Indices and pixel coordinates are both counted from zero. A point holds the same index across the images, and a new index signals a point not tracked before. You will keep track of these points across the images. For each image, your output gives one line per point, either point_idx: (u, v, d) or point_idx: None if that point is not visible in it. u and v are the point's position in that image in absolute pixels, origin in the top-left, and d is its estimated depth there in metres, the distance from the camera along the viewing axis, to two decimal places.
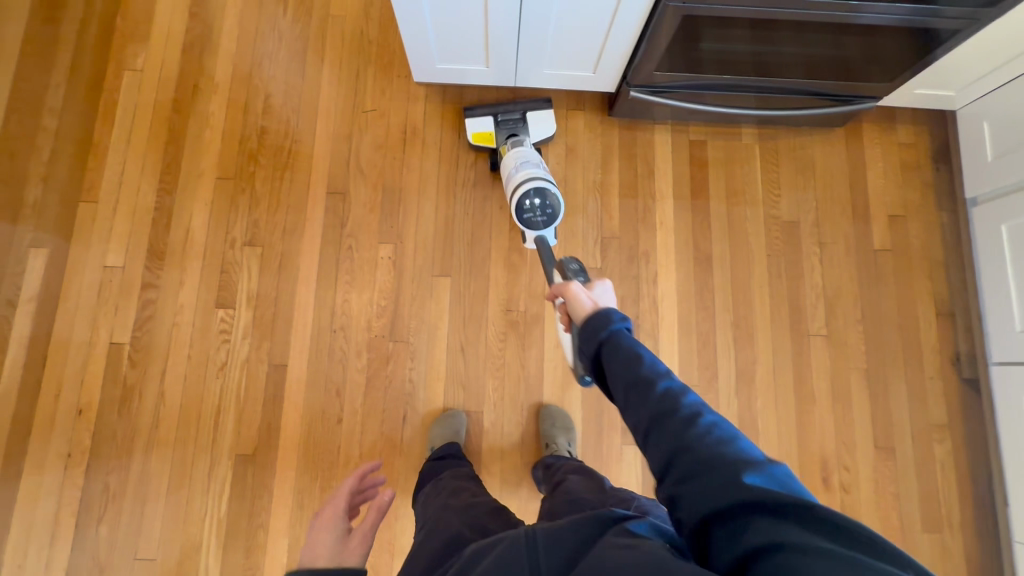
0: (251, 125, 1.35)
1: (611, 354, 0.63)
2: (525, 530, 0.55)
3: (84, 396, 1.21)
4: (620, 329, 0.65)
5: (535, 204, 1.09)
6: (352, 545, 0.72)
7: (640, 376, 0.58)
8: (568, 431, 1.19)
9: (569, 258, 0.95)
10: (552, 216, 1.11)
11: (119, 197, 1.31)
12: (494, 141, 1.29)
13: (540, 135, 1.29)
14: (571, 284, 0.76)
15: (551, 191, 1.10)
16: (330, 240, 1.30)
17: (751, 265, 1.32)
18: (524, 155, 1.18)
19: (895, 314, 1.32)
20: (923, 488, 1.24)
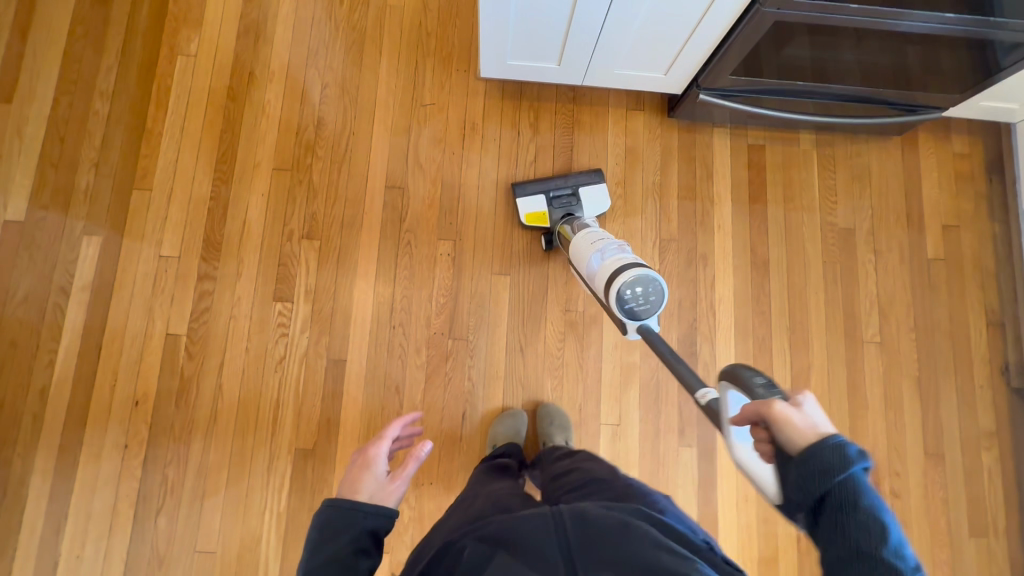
0: (308, 116, 1.33)
1: (843, 513, 0.51)
2: (554, 508, 0.61)
3: (140, 387, 1.20)
4: (859, 477, 0.52)
5: (636, 293, 0.89)
6: (387, 491, 0.68)
7: (885, 558, 0.50)
8: (565, 430, 1.18)
9: (747, 364, 0.66)
10: (658, 303, 0.90)
11: (173, 185, 1.28)
12: (547, 222, 1.26)
13: (594, 211, 1.28)
14: (780, 402, 0.58)
15: (655, 278, 0.89)
16: (388, 234, 1.28)
17: (807, 271, 1.33)
18: (598, 238, 1.06)
19: (946, 323, 1.33)
20: (972, 495, 1.26)
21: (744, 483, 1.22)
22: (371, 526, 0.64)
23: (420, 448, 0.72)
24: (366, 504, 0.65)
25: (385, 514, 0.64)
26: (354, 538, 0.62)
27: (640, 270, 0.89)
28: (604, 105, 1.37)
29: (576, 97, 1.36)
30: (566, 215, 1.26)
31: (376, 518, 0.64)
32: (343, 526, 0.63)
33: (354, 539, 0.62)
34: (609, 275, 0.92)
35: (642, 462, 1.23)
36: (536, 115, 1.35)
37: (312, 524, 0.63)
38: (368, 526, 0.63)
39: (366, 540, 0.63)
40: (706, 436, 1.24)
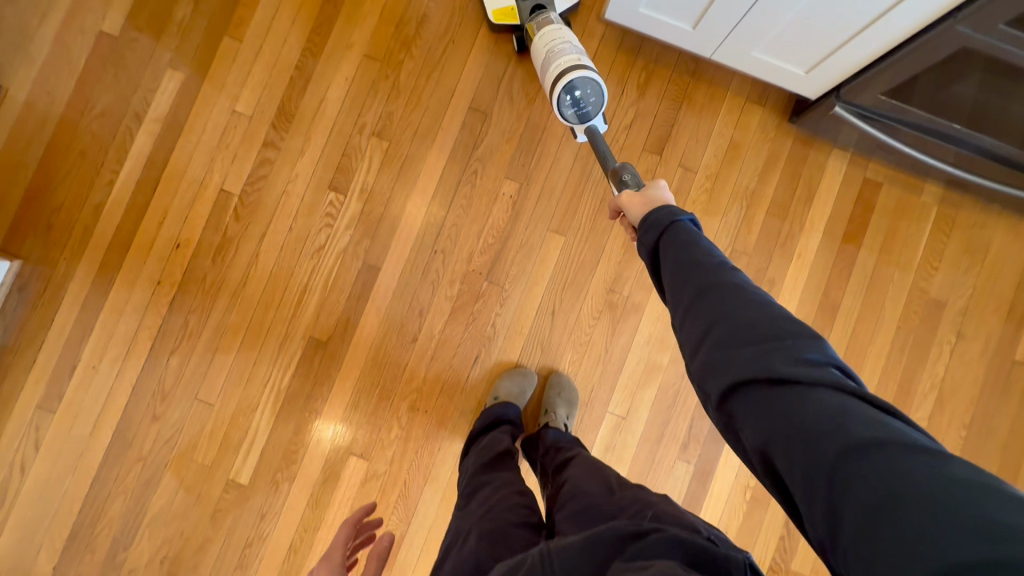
0: (414, 8, 1.25)
1: (673, 237, 0.62)
2: (540, 550, 0.59)
3: (184, 231, 1.22)
4: (682, 217, 0.63)
5: (577, 96, 0.92)
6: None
7: (693, 257, 0.58)
8: (570, 406, 1.15)
9: (625, 164, 0.81)
10: (600, 104, 0.93)
11: (263, 42, 1.25)
12: (517, 19, 1.19)
13: (565, 2, 1.19)
14: (623, 194, 0.74)
15: (596, 79, 0.91)
16: (457, 157, 1.23)
17: (877, 331, 1.22)
18: (552, 30, 0.99)
19: (1006, 432, 1.21)
20: None
21: (729, 514, 1.19)
22: None
23: (378, 540, 0.75)
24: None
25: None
26: None
27: (581, 72, 0.90)
28: (723, 89, 1.24)
29: (695, 71, 1.24)
30: (537, 7, 1.09)
31: None
32: None
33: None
34: (555, 74, 0.92)
35: (635, 461, 1.20)
36: (647, 78, 1.24)
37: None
38: None
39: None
40: (707, 458, 1.20)
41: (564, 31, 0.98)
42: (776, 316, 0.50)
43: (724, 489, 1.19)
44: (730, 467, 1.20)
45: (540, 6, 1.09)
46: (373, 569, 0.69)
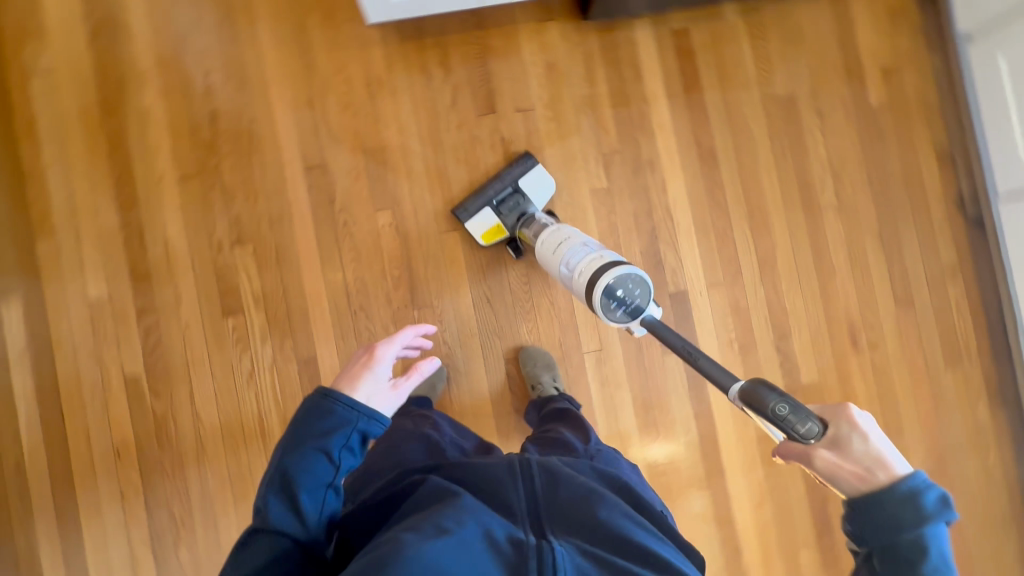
0: (199, 110, 1.20)
1: (893, 511, 0.53)
2: (530, 462, 0.69)
3: (116, 436, 1.16)
4: (916, 491, 0.53)
5: (623, 295, 0.89)
6: (383, 397, 0.76)
7: (907, 535, 0.52)
8: (551, 368, 1.19)
9: (786, 398, 0.64)
10: (646, 293, 0.89)
11: (77, 222, 1.18)
12: (505, 230, 1.20)
13: (543, 195, 1.21)
14: (823, 453, 0.58)
15: (634, 272, 0.89)
16: (322, 219, 1.21)
17: (756, 150, 1.29)
18: (562, 240, 1.03)
19: (899, 171, 1.32)
20: (943, 328, 1.31)
21: (730, 371, 1.26)
22: (361, 428, 0.73)
23: (424, 363, 0.82)
24: (364, 406, 0.74)
25: (379, 419, 0.74)
26: (345, 434, 0.72)
27: (618, 271, 0.88)
28: (512, 23, 1.26)
29: (480, 22, 1.25)
30: (519, 215, 1.19)
31: (368, 421, 0.73)
32: (336, 422, 0.72)
33: (344, 437, 0.72)
34: (588, 282, 0.92)
35: (631, 377, 1.24)
36: (443, 52, 1.24)
37: (299, 414, 0.73)
38: (361, 427, 0.72)
39: (355, 439, 0.73)
40: (687, 340, 1.26)
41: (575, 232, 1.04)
42: None
43: (715, 354, 1.26)
44: (709, 335, 1.26)
45: (530, 219, 1.18)
46: (404, 384, 0.78)
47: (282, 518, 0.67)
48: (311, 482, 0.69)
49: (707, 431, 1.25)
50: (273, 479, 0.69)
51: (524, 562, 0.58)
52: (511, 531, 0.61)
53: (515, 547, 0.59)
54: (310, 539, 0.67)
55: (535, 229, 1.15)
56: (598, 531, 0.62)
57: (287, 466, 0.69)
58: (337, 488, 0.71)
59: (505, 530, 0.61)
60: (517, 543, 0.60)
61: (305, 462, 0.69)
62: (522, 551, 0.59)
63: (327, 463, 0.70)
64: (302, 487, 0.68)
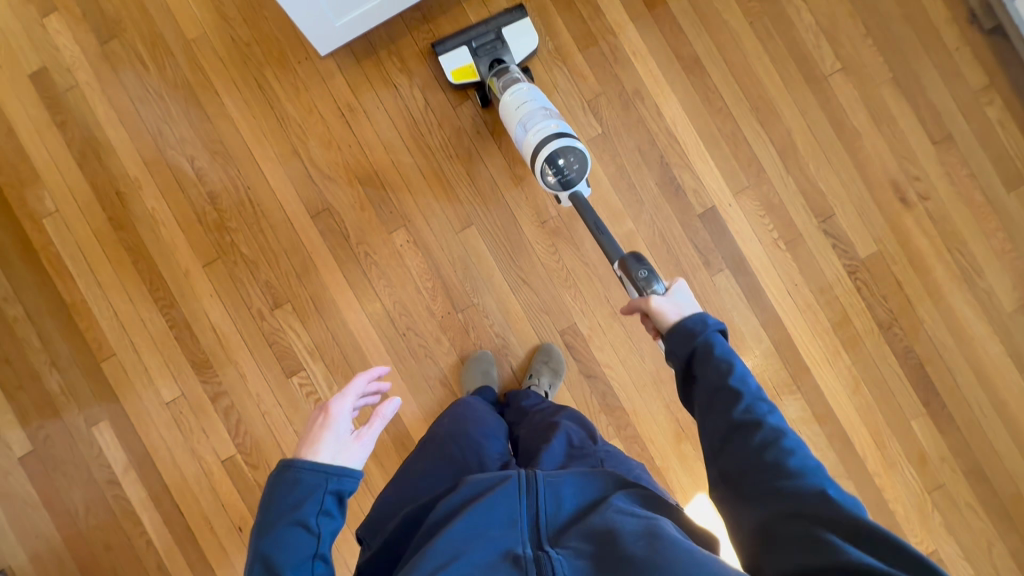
0: (198, 197, 1.23)
1: (704, 356, 0.65)
2: (527, 474, 0.64)
3: (234, 515, 1.23)
4: (713, 334, 0.67)
5: (562, 164, 0.97)
6: (349, 450, 0.65)
7: (726, 387, 0.62)
8: (555, 374, 1.18)
9: (638, 261, 0.86)
10: (583, 170, 0.98)
11: (130, 336, 1.24)
12: (477, 75, 1.19)
13: (523, 52, 1.19)
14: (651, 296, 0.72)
15: (577, 147, 0.97)
16: (344, 258, 1.23)
17: (740, 42, 1.23)
18: (526, 101, 1.04)
19: (895, 8, 1.23)
20: (994, 153, 1.23)
21: (784, 270, 1.22)
22: (333, 488, 0.63)
23: (385, 404, 0.69)
24: (332, 465, 0.63)
25: (351, 474, 0.64)
26: (317, 498, 0.62)
27: (559, 142, 0.97)
28: (456, 5, 1.23)
29: (425, 15, 1.23)
30: (493, 61, 1.18)
31: (339, 480, 0.63)
32: (304, 491, 0.62)
33: (319, 502, 0.62)
34: (537, 144, 0.99)
35: None
36: (400, 58, 1.23)
37: (265, 492, 0.63)
38: (331, 487, 0.62)
39: (330, 501, 0.63)
40: (730, 253, 1.23)
41: (541, 102, 1.04)
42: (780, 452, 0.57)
43: (763, 258, 1.22)
44: (751, 241, 1.22)
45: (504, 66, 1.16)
46: (369, 432, 0.67)
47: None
48: (291, 564, 0.59)
49: (780, 335, 1.22)
50: (252, 567, 0.60)
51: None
52: (510, 549, 0.58)
53: (516, 566, 0.56)
54: None
55: (507, 80, 1.14)
56: (595, 533, 0.58)
57: (265, 550, 0.59)
58: (324, 557, 0.62)
59: (504, 549, 0.58)
60: (515, 560, 0.57)
61: (280, 542, 0.60)
62: (520, 571, 0.56)
63: (306, 533, 0.61)
64: (284, 566, 0.59)
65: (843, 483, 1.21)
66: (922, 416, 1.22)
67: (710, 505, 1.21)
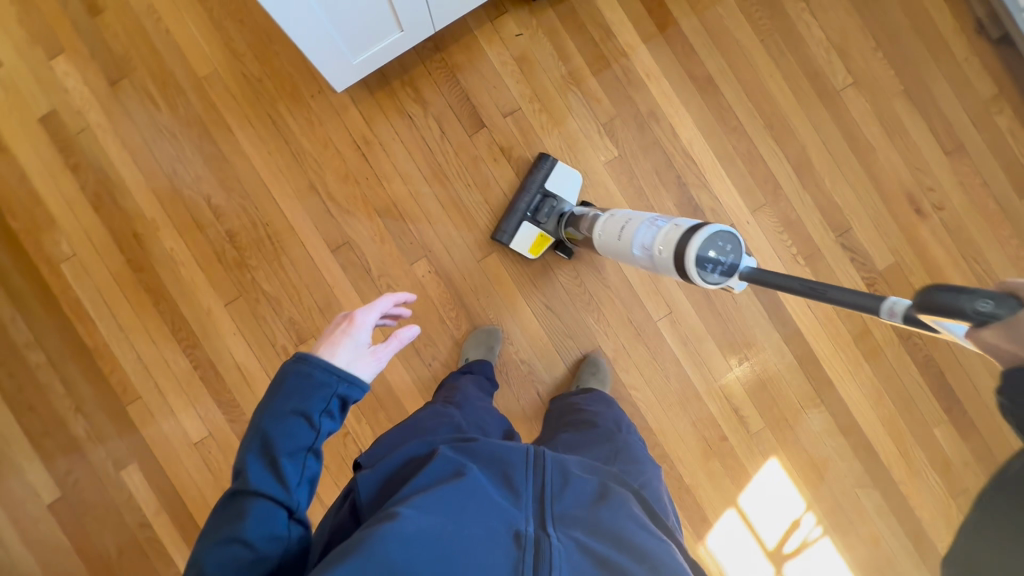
0: (216, 234, 1.23)
1: None
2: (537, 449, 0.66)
3: None
4: None
5: (715, 256, 0.74)
6: (364, 362, 0.63)
7: None
8: (604, 385, 1.17)
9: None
10: (738, 248, 0.74)
11: (154, 377, 1.23)
12: (549, 236, 1.19)
13: (573, 189, 1.20)
14: None
15: (721, 228, 0.74)
16: (366, 290, 1.23)
17: (752, 59, 1.24)
18: (626, 222, 0.93)
19: (905, 21, 1.24)
20: (1005, 161, 1.24)
21: None
22: (341, 393, 0.61)
23: (405, 329, 0.66)
24: (346, 371, 0.62)
25: (361, 384, 0.62)
26: (323, 398, 0.60)
27: (702, 236, 0.73)
28: (468, 33, 1.22)
29: (437, 43, 1.22)
30: (559, 216, 1.18)
31: (349, 385, 0.62)
32: (314, 389, 0.60)
33: (325, 401, 0.60)
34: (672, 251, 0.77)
35: (710, 327, 1.23)
36: (414, 88, 1.22)
37: (277, 375, 0.61)
38: (340, 390, 0.61)
39: (335, 403, 0.61)
40: None
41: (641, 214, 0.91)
42: None
43: (783, 274, 1.24)
44: (770, 259, 1.23)
45: (572, 217, 1.16)
46: (384, 351, 0.65)
47: (262, 483, 0.57)
48: (284, 453, 0.58)
49: (802, 350, 1.24)
50: (250, 443, 0.59)
51: (523, 557, 0.53)
52: (513, 525, 0.56)
53: (516, 541, 0.55)
54: (290, 505, 0.57)
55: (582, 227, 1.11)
56: (600, 530, 0.58)
57: (264, 427, 0.58)
58: (316, 453, 0.61)
59: (509, 524, 0.56)
60: (516, 537, 0.55)
61: (284, 425, 0.59)
62: (520, 544, 0.54)
63: (307, 426, 0.59)
64: (281, 451, 0.58)
65: (869, 493, 1.23)
66: (944, 423, 1.24)
67: (740, 521, 1.22)
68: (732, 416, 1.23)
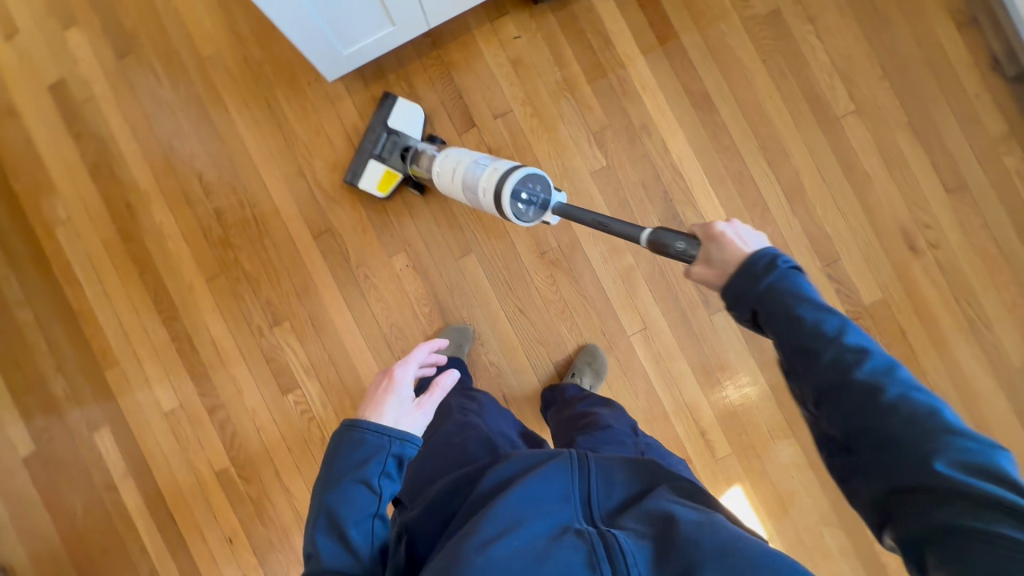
0: (204, 212, 1.25)
1: (773, 309, 0.57)
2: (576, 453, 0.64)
3: (225, 526, 1.25)
4: (784, 270, 0.58)
5: (527, 195, 0.91)
6: (410, 417, 0.66)
7: (800, 343, 0.55)
8: (595, 375, 1.18)
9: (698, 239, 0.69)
10: (544, 183, 0.90)
11: (133, 345, 1.26)
12: (397, 173, 1.19)
13: (415, 121, 1.19)
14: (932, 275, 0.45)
15: (530, 171, 0.89)
16: (344, 279, 1.24)
17: (752, 79, 1.21)
18: (458, 163, 1.02)
19: (916, 52, 1.20)
20: (1010, 203, 1.20)
21: None
22: (396, 452, 0.63)
23: (444, 376, 0.71)
24: (396, 430, 0.64)
25: (413, 440, 0.65)
26: (379, 461, 0.62)
27: (513, 176, 0.88)
28: (466, 32, 1.23)
29: (435, 40, 1.23)
30: (404, 152, 1.18)
31: (401, 443, 0.64)
32: (369, 452, 0.62)
33: (381, 464, 0.62)
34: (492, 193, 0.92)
35: (685, 347, 1.21)
36: (408, 83, 1.23)
37: (329, 446, 0.64)
38: (395, 451, 0.63)
39: (392, 464, 0.63)
40: None
41: (469, 154, 1.01)
42: (910, 419, 0.48)
43: None
44: None
45: (415, 153, 1.17)
46: (428, 402, 0.68)
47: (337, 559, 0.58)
48: (352, 522, 0.60)
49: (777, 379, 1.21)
50: (316, 521, 0.60)
51: (591, 550, 0.52)
52: (569, 523, 0.56)
53: (579, 536, 0.54)
54: None
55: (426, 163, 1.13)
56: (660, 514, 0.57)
57: (327, 502, 0.60)
58: (382, 517, 0.63)
59: (563, 524, 0.56)
60: (577, 533, 0.54)
61: (344, 496, 0.61)
62: (585, 537, 0.53)
63: (369, 493, 0.61)
64: (347, 522, 0.60)
65: (834, 532, 1.19)
66: None
67: None
68: (698, 440, 1.21)
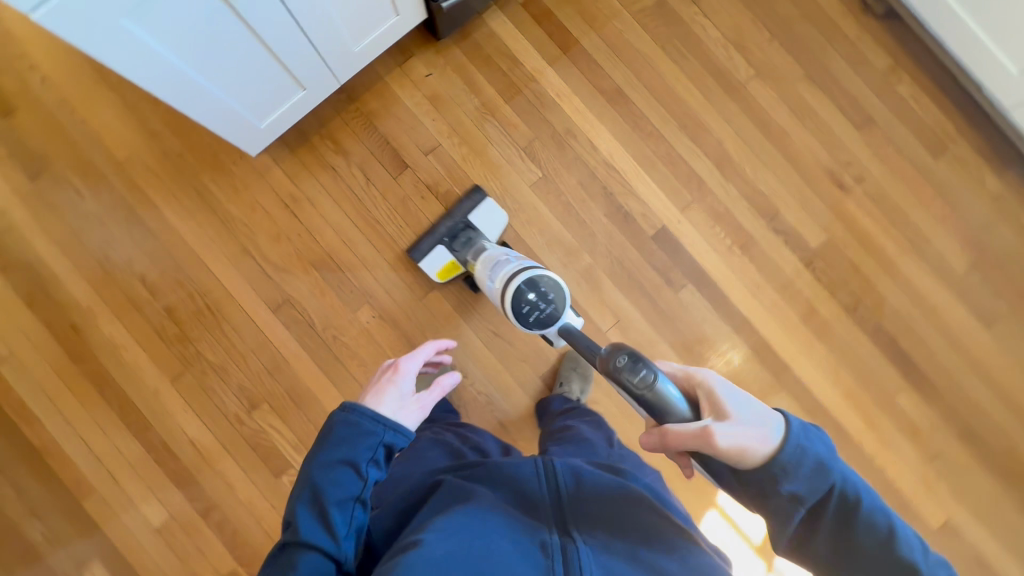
0: (155, 312, 1.22)
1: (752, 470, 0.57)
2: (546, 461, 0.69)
3: None
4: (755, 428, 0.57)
5: (535, 299, 0.92)
6: (407, 411, 0.68)
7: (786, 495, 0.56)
8: (583, 379, 1.20)
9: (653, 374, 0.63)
10: (559, 299, 0.92)
11: (108, 468, 1.20)
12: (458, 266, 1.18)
13: (495, 229, 1.20)
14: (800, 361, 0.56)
15: (551, 279, 0.93)
16: (312, 345, 1.22)
17: (656, 66, 1.28)
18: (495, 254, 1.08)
19: (795, 11, 1.30)
20: (914, 126, 1.29)
21: (743, 274, 1.25)
22: (386, 441, 0.64)
23: (442, 380, 0.76)
24: (390, 418, 0.65)
25: (404, 432, 0.66)
26: (369, 446, 0.63)
27: (534, 275, 0.93)
28: (378, 80, 1.25)
29: (351, 94, 1.25)
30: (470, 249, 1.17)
31: (394, 433, 0.65)
32: (360, 437, 0.63)
33: (371, 450, 0.63)
34: (508, 278, 0.96)
35: (660, 329, 1.24)
36: (334, 140, 1.24)
37: (324, 425, 0.64)
38: (386, 439, 0.64)
39: (381, 452, 0.64)
40: (690, 269, 1.25)
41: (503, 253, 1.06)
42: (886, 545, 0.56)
43: (722, 268, 1.25)
44: (706, 254, 1.25)
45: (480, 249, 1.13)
46: (426, 400, 0.71)
47: (311, 533, 0.57)
48: (332, 503, 0.59)
49: (753, 338, 1.24)
50: (298, 495, 0.60)
51: (553, 563, 0.53)
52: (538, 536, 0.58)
53: (543, 549, 0.55)
54: (338, 557, 0.57)
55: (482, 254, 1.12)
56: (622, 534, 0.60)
57: (312, 477, 0.60)
58: (363, 503, 0.61)
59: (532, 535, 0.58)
60: (543, 547, 0.56)
61: (330, 475, 0.60)
62: (548, 554, 0.55)
63: (354, 476, 0.61)
64: (328, 501, 0.59)
65: None
66: (904, 389, 1.24)
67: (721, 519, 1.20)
68: None
